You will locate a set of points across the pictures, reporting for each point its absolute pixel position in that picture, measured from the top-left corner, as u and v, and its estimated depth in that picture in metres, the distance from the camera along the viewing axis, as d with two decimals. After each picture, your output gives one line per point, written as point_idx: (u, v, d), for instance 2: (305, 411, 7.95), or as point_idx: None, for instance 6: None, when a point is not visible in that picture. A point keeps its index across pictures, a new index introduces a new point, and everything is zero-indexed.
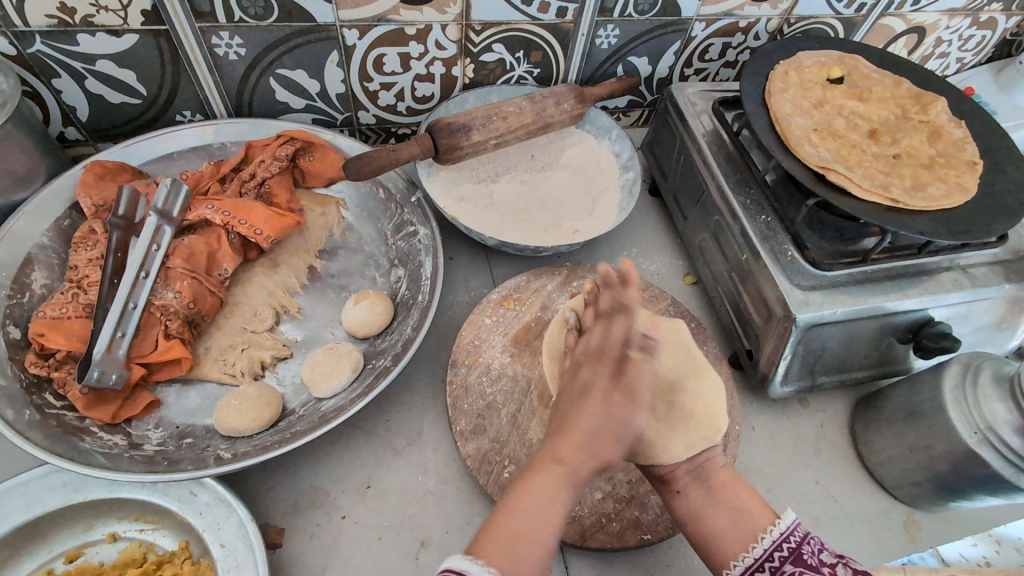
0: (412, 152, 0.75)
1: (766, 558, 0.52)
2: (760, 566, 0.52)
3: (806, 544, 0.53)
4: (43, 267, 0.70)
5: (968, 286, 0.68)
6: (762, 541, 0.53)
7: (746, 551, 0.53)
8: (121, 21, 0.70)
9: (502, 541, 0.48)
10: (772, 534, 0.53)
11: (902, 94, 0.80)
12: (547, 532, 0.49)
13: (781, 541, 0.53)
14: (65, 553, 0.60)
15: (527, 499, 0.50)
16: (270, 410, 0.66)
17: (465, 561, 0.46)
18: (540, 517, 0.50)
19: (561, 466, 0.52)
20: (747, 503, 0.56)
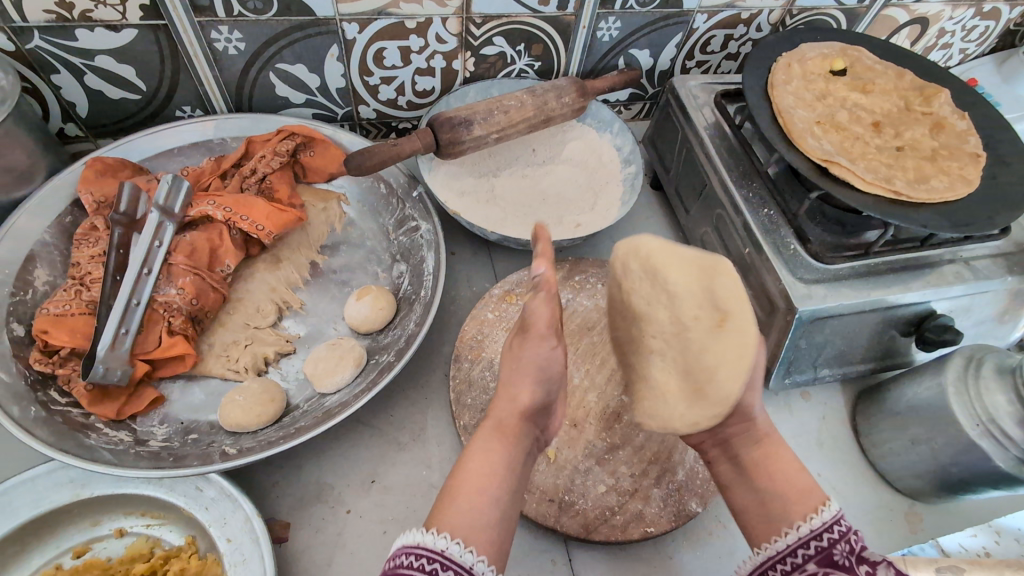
0: (413, 147, 0.75)
1: (789, 553, 0.48)
2: (783, 560, 0.49)
3: (841, 542, 0.47)
4: (46, 264, 0.70)
5: (971, 279, 0.68)
6: (785, 535, 0.49)
7: (770, 541, 0.50)
8: (120, 15, 0.70)
9: (462, 518, 0.45)
10: (800, 531, 0.48)
11: (905, 86, 0.80)
12: (495, 487, 0.48)
13: (810, 539, 0.48)
14: (72, 548, 0.60)
15: (473, 466, 0.49)
16: (275, 405, 0.66)
17: (426, 534, 0.44)
18: (488, 476, 0.48)
19: (504, 429, 0.52)
20: (792, 477, 0.53)
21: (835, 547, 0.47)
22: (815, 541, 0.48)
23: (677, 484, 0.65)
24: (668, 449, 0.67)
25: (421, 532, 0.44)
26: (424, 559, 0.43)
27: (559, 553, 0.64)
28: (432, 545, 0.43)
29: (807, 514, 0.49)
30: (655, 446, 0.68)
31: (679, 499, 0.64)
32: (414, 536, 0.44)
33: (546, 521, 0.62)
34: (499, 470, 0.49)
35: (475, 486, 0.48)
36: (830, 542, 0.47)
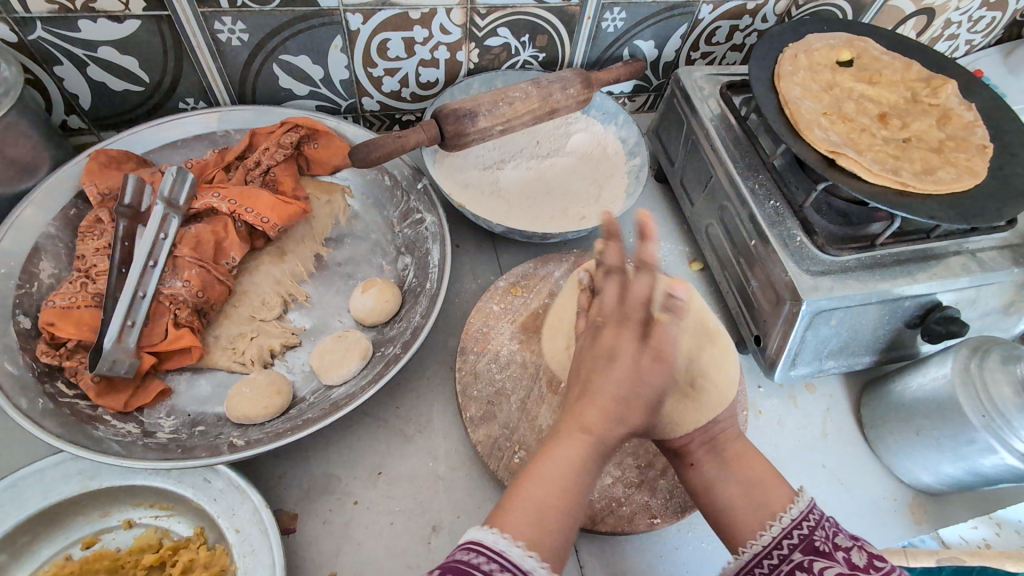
0: (418, 139, 0.74)
1: (774, 545, 0.49)
2: (770, 553, 0.48)
3: (818, 529, 0.49)
4: (51, 257, 0.70)
5: (977, 271, 0.68)
6: (770, 527, 0.49)
7: (757, 535, 0.50)
8: (123, 6, 0.69)
9: (524, 514, 0.44)
10: (782, 521, 0.50)
11: (911, 77, 0.79)
12: (568, 498, 0.45)
13: (791, 529, 0.49)
14: (81, 539, 0.61)
15: (556, 461, 0.46)
16: (281, 397, 0.66)
17: (487, 533, 0.43)
18: (566, 476, 0.45)
19: (591, 429, 0.47)
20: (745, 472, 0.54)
21: (816, 533, 0.48)
22: (797, 532, 0.49)
23: None
24: None
25: (484, 530, 0.43)
26: (484, 557, 0.41)
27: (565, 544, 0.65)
28: (492, 544, 0.42)
29: (783, 507, 0.50)
30: None
31: (684, 490, 0.65)
32: (480, 534, 0.43)
33: None
34: (575, 474, 0.46)
35: (551, 483, 0.45)
36: (811, 529, 0.49)
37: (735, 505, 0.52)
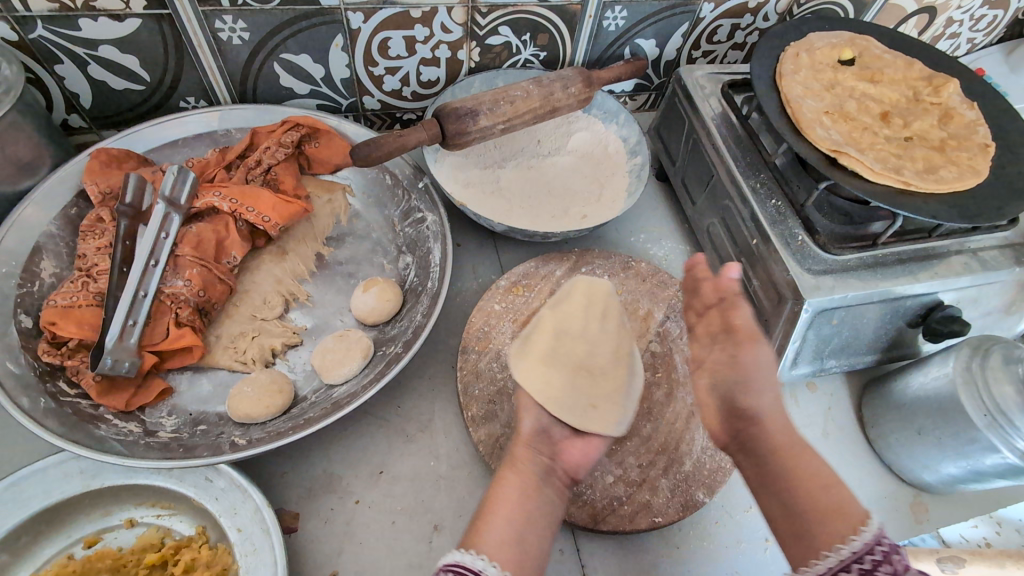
0: (418, 138, 0.74)
1: (854, 559, 0.44)
2: (849, 566, 0.44)
3: (885, 564, 0.43)
4: (52, 256, 0.70)
5: (979, 270, 0.68)
6: (850, 541, 0.45)
7: (829, 550, 0.46)
8: (123, 5, 0.69)
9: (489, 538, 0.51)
10: (854, 543, 0.45)
11: (914, 75, 0.79)
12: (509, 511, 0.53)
13: (870, 548, 0.44)
14: (84, 538, 0.61)
15: (503, 489, 0.56)
16: (283, 396, 0.66)
17: (461, 555, 0.49)
18: (511, 501, 0.55)
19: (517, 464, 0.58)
20: (820, 482, 0.50)
21: (891, 562, 0.43)
22: (869, 556, 0.44)
23: (683, 474, 0.66)
24: (675, 440, 0.68)
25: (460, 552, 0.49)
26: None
27: (567, 543, 0.65)
28: (468, 563, 0.48)
29: (854, 525, 0.46)
30: (662, 437, 0.68)
31: (686, 489, 0.65)
32: (454, 555, 0.48)
33: None
34: (517, 499, 0.55)
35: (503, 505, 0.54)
36: (884, 557, 0.44)
37: (798, 513, 0.49)
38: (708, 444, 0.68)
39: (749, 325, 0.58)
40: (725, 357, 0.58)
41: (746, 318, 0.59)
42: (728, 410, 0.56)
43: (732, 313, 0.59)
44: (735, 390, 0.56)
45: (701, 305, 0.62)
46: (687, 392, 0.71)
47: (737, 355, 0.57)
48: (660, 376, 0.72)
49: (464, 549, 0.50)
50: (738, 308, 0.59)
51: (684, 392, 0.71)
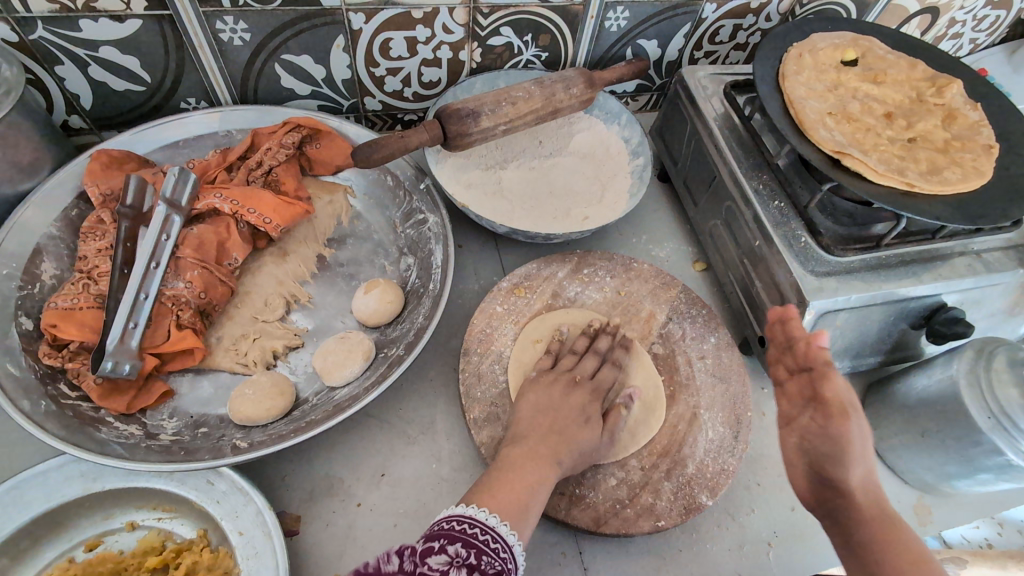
0: (420, 139, 0.74)
1: None
2: None
3: None
4: (53, 258, 0.70)
5: (982, 272, 0.68)
6: None
7: None
8: (124, 6, 0.69)
9: (502, 501, 0.52)
10: None
11: (917, 76, 0.79)
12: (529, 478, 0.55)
13: None
14: (84, 542, 0.61)
15: (518, 462, 0.56)
16: (284, 398, 0.66)
17: (477, 509, 0.50)
18: (525, 470, 0.55)
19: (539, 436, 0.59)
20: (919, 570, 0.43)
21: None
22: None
23: (686, 477, 0.65)
24: (678, 443, 0.67)
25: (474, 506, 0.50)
26: (477, 528, 0.49)
27: (569, 546, 0.64)
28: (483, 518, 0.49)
29: None
30: (664, 439, 0.68)
31: (689, 492, 0.64)
32: (468, 508, 0.50)
33: (557, 513, 0.62)
34: (527, 467, 0.56)
35: (520, 472, 0.55)
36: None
37: None
38: (711, 446, 0.67)
39: (843, 397, 0.49)
40: (813, 424, 0.48)
41: (840, 387, 0.50)
42: (818, 478, 0.47)
43: (826, 381, 0.50)
44: (825, 462, 0.47)
45: (794, 362, 0.54)
46: (690, 394, 0.71)
47: (831, 428, 0.47)
48: (663, 378, 0.72)
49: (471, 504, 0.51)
50: (830, 377, 0.50)
51: (687, 394, 0.71)
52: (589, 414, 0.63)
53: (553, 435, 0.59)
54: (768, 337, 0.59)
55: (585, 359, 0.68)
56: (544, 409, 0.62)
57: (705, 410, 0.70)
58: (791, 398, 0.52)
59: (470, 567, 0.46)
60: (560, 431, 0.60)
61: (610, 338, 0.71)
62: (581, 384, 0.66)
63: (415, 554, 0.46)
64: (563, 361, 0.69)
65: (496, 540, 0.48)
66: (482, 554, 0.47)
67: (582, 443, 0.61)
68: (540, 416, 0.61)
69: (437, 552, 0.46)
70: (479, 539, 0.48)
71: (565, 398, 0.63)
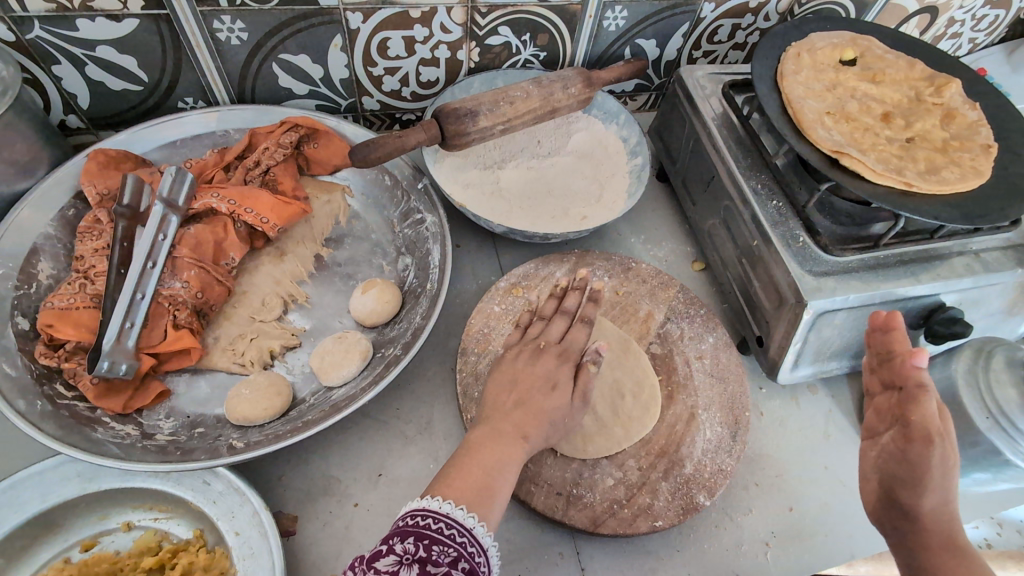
0: (418, 139, 0.73)
1: None
2: None
3: None
4: (49, 258, 0.70)
5: (981, 272, 0.67)
6: None
7: None
8: (121, 5, 0.69)
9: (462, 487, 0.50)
10: None
11: (916, 76, 0.79)
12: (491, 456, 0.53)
13: None
14: (80, 542, 0.60)
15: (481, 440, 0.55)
16: (282, 398, 0.66)
17: (432, 501, 0.48)
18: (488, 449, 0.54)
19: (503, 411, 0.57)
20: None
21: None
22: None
23: (684, 477, 0.65)
24: (676, 442, 0.67)
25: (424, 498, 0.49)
26: (430, 519, 0.47)
27: (567, 547, 0.64)
28: (436, 507, 0.48)
29: None
30: (662, 439, 0.67)
31: (687, 492, 0.64)
32: (422, 501, 0.48)
33: (554, 514, 0.62)
34: (487, 446, 0.54)
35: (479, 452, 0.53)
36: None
37: None
38: (709, 447, 0.67)
39: (932, 423, 0.48)
40: (896, 446, 0.50)
41: (931, 413, 0.49)
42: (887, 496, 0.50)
43: (916, 405, 0.50)
44: (899, 486, 0.49)
45: (889, 375, 0.54)
46: (689, 393, 0.71)
47: (911, 454, 0.49)
48: (661, 378, 0.72)
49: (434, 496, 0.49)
50: (921, 400, 0.50)
51: (685, 394, 0.71)
52: (555, 381, 0.59)
53: (518, 409, 0.57)
54: (869, 344, 0.58)
55: (556, 322, 0.65)
56: (507, 383, 0.59)
57: (703, 410, 0.70)
58: (879, 414, 0.53)
59: (422, 561, 0.44)
60: (525, 404, 0.57)
61: (579, 293, 0.67)
62: (548, 348, 0.62)
63: (363, 563, 0.45)
64: (531, 330, 0.66)
65: (452, 527, 0.47)
66: (435, 544, 0.46)
67: (550, 412, 0.58)
68: (504, 393, 0.59)
69: (384, 554, 0.45)
70: (432, 530, 0.46)
71: (528, 367, 0.60)
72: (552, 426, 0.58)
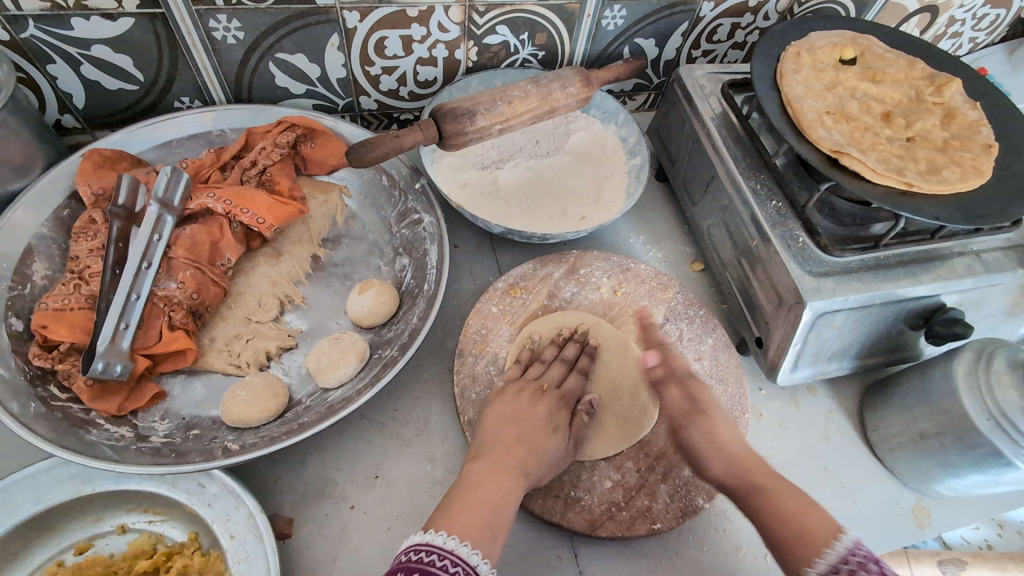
0: (415, 139, 0.72)
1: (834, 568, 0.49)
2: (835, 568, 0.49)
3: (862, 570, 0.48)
4: (44, 258, 0.69)
5: (981, 272, 0.67)
6: (824, 555, 0.50)
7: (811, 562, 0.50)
8: (116, 4, 0.68)
9: (463, 519, 0.51)
10: (832, 554, 0.50)
11: (916, 75, 0.78)
12: (495, 490, 0.55)
13: (847, 557, 0.49)
14: (75, 545, 0.60)
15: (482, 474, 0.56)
16: (277, 400, 0.66)
17: (437, 536, 0.49)
18: (492, 482, 0.56)
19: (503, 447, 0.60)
20: (797, 505, 0.55)
21: (862, 569, 0.48)
22: (842, 567, 0.49)
23: (682, 479, 0.65)
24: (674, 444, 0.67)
25: (429, 533, 0.49)
26: (435, 555, 0.48)
27: (564, 549, 0.64)
28: (441, 544, 0.49)
29: (828, 541, 0.51)
30: (660, 442, 0.67)
31: (685, 495, 0.64)
32: (425, 536, 0.49)
33: (552, 517, 0.62)
34: (489, 477, 0.56)
35: (479, 485, 0.55)
36: (856, 566, 0.48)
37: (781, 531, 0.54)
38: None
39: (694, 406, 0.65)
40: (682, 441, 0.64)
41: (687, 400, 0.65)
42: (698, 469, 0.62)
43: (673, 401, 0.66)
44: (697, 461, 0.62)
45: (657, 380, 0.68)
46: None
47: (689, 441, 0.63)
48: None
49: (434, 530, 0.50)
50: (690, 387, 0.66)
51: None
52: (556, 424, 0.64)
53: (517, 445, 0.60)
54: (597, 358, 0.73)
55: (552, 370, 0.69)
56: (508, 418, 0.62)
57: None
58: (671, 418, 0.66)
59: None
60: (526, 441, 0.60)
61: (577, 345, 0.71)
62: (549, 391, 0.66)
63: None
64: (531, 369, 0.69)
65: (458, 565, 0.48)
66: None
67: (548, 453, 0.61)
68: (505, 428, 0.62)
69: None
70: (439, 567, 0.47)
71: (531, 407, 0.64)
72: (548, 466, 0.60)
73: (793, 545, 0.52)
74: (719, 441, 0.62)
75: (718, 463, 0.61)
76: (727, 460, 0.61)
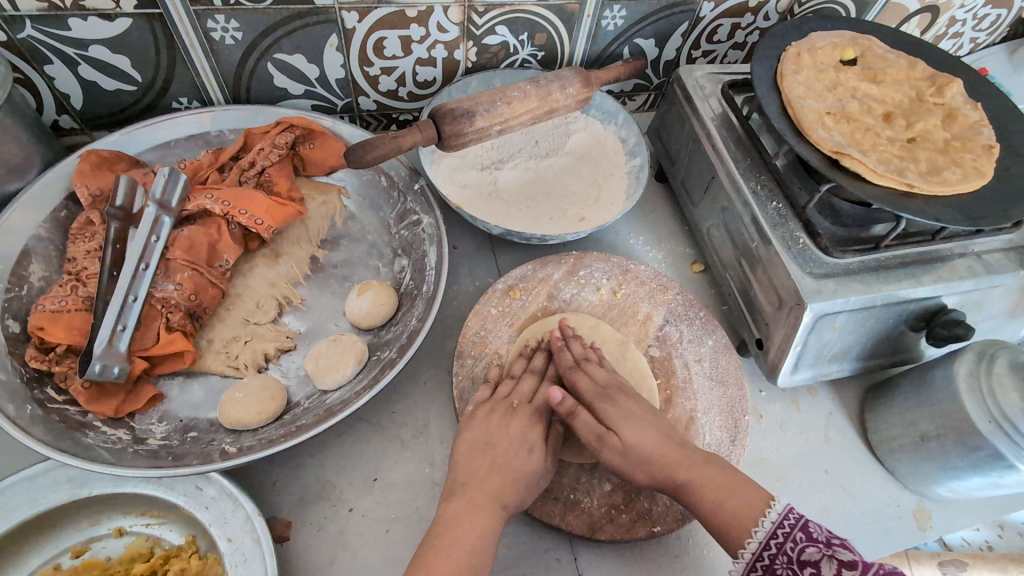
0: (414, 139, 0.72)
1: (765, 546, 0.51)
2: (766, 546, 0.51)
3: (789, 541, 0.51)
4: (41, 260, 0.69)
5: (983, 274, 0.66)
6: (756, 533, 0.52)
7: (748, 539, 0.52)
8: (113, 4, 0.68)
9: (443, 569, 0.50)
10: (765, 526, 0.52)
11: (917, 75, 0.78)
12: (474, 533, 0.53)
13: (776, 530, 0.52)
14: (71, 548, 0.60)
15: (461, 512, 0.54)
16: (275, 403, 0.65)
17: None
18: (471, 522, 0.53)
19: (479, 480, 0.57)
20: (720, 490, 0.55)
21: (790, 540, 0.51)
22: (772, 543, 0.51)
23: None
24: None
25: None
26: None
27: (564, 552, 0.64)
28: None
29: (761, 512, 0.53)
30: None
31: None
32: None
33: (551, 520, 0.62)
34: (465, 518, 0.54)
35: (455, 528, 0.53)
36: (784, 538, 0.51)
37: (717, 516, 0.54)
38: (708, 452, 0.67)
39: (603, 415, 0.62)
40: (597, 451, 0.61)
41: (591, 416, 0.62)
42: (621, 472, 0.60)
43: (577, 417, 0.62)
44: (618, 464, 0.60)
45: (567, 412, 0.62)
46: (687, 397, 0.70)
47: (603, 449, 0.61)
48: (659, 382, 0.71)
49: None
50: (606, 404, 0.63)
51: (683, 397, 0.70)
52: (532, 442, 0.60)
53: (494, 475, 0.57)
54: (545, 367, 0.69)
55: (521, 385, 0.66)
56: (481, 447, 0.59)
57: (702, 414, 0.69)
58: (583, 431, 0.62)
59: None
60: (502, 469, 0.57)
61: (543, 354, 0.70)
62: (522, 406, 0.63)
63: None
64: (501, 387, 0.66)
65: None
66: None
67: (526, 476, 0.58)
68: (478, 458, 0.58)
69: None
70: None
71: (503, 429, 0.60)
72: (529, 489, 0.58)
73: (726, 530, 0.53)
74: (634, 441, 0.60)
75: (639, 465, 0.59)
76: (644, 459, 0.59)
